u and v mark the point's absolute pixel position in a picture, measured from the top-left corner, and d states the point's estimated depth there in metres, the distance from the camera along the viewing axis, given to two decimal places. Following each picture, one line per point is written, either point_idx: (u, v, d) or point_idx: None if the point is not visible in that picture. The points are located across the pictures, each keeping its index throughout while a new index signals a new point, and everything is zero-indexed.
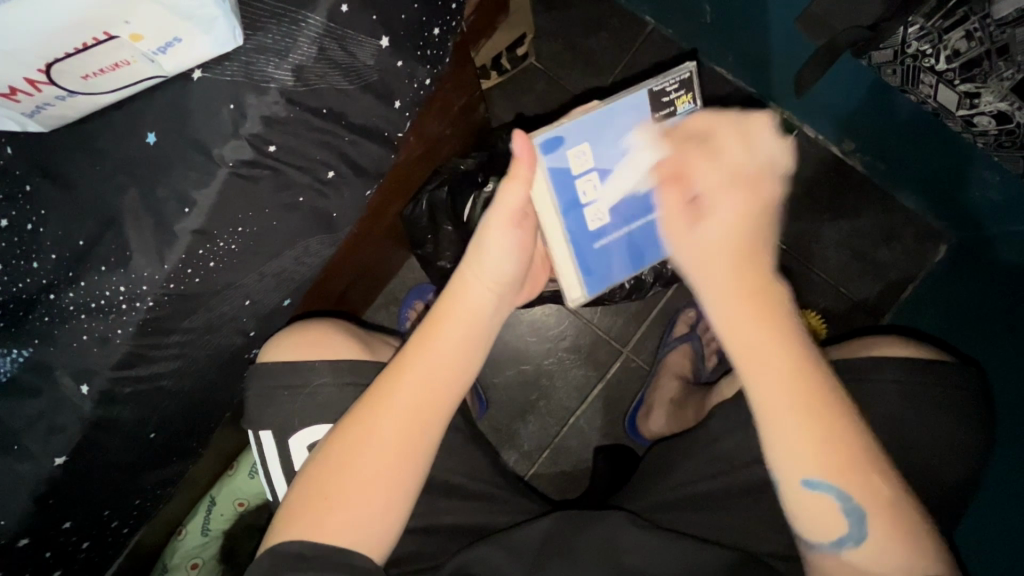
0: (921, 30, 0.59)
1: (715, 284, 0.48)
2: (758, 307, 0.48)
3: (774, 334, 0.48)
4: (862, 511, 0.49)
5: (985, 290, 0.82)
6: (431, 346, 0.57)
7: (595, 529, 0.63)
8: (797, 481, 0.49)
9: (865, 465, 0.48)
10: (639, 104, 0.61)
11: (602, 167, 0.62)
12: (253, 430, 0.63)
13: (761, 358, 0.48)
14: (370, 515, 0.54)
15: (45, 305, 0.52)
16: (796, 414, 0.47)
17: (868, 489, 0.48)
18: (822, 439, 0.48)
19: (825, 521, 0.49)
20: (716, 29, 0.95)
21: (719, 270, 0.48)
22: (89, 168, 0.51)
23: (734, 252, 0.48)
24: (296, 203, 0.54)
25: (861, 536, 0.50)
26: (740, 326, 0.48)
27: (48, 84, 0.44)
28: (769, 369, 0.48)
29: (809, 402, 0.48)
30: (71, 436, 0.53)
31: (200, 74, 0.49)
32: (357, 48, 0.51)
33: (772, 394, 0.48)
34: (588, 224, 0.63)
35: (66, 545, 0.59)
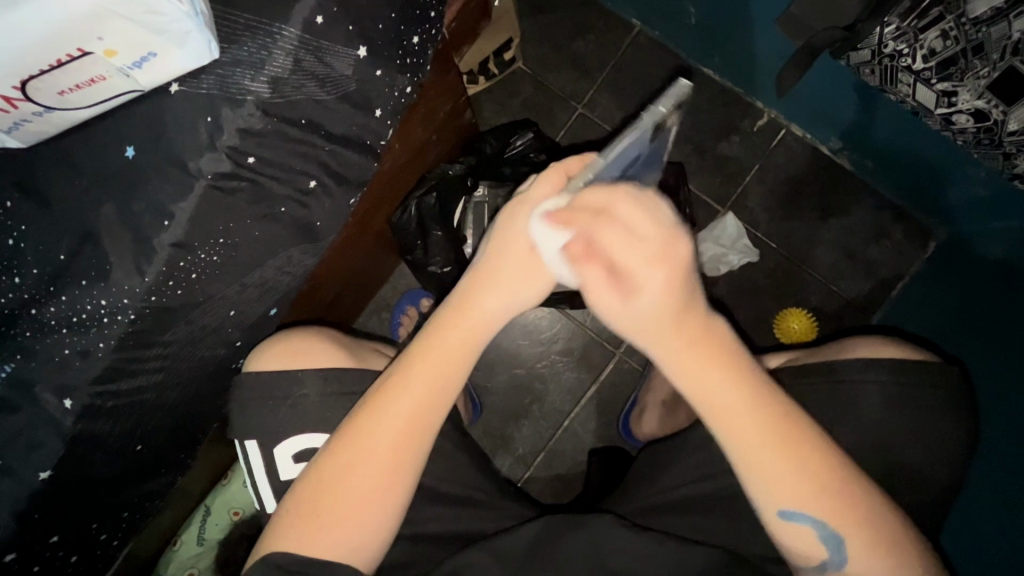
0: (896, 30, 0.59)
1: (667, 351, 0.49)
2: (706, 360, 0.50)
3: (734, 381, 0.50)
4: (839, 537, 0.51)
5: (973, 286, 0.82)
6: (421, 377, 0.55)
7: (582, 533, 0.63)
8: (776, 514, 0.52)
9: (840, 488, 0.51)
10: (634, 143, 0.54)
11: None
12: (239, 440, 0.63)
13: (725, 407, 0.50)
14: (364, 530, 0.54)
15: (26, 320, 0.52)
16: (768, 449, 0.50)
17: (842, 515, 0.51)
18: (793, 471, 0.51)
19: (806, 545, 0.52)
20: (700, 30, 0.95)
21: (664, 339, 0.49)
22: (70, 183, 0.52)
23: (677, 320, 0.48)
24: (277, 213, 0.55)
25: (841, 555, 0.52)
26: (703, 384, 0.50)
27: (24, 101, 0.44)
28: (734, 415, 0.50)
29: (781, 437, 0.50)
30: (54, 451, 0.53)
31: (178, 87, 0.49)
32: (334, 58, 0.51)
33: (741, 436, 0.50)
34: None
35: (53, 559, 0.60)
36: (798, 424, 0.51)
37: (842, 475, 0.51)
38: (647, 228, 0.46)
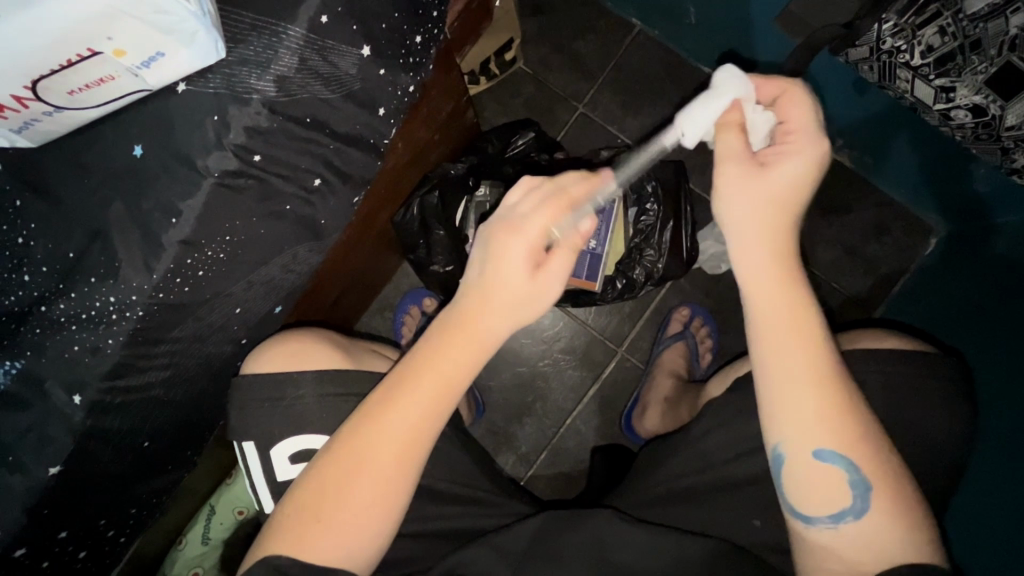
0: (894, 26, 0.60)
1: (744, 253, 0.53)
2: (787, 257, 0.53)
3: (789, 298, 0.52)
4: (867, 484, 0.50)
5: (974, 284, 0.82)
6: (427, 373, 0.55)
7: (585, 528, 0.63)
8: (808, 453, 0.51)
9: (869, 434, 0.51)
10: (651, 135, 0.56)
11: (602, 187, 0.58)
12: (236, 442, 0.64)
13: (794, 304, 0.52)
14: (364, 533, 0.54)
15: (36, 318, 0.52)
16: (825, 358, 0.52)
17: (874, 461, 0.51)
18: (843, 389, 0.51)
19: (830, 495, 0.51)
20: (700, 29, 0.96)
21: (765, 224, 0.52)
22: (79, 182, 0.52)
23: (791, 205, 0.52)
24: (283, 212, 0.55)
25: (862, 510, 0.51)
26: (772, 284, 0.52)
27: (34, 101, 0.45)
28: (804, 312, 0.52)
29: (824, 370, 0.51)
30: (63, 447, 0.53)
31: (184, 87, 0.49)
32: (339, 57, 0.52)
33: (795, 338, 0.52)
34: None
35: (62, 555, 0.60)
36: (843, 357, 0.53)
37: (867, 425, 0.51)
38: (814, 122, 0.53)
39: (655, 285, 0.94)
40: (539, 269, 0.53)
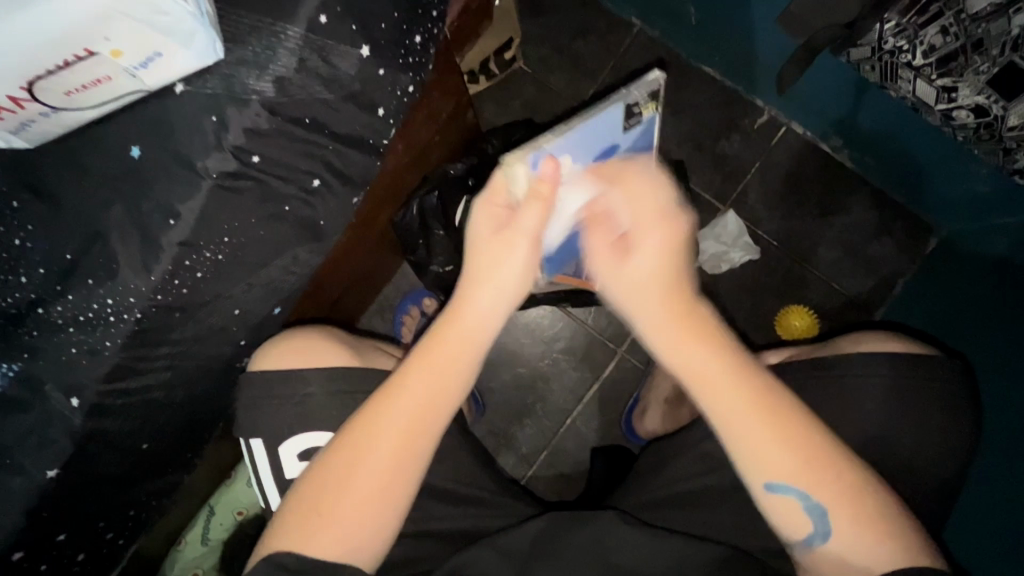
0: (897, 26, 0.59)
1: (648, 317, 0.53)
2: (688, 323, 0.53)
3: (713, 350, 0.53)
4: (823, 508, 0.52)
5: (976, 283, 0.82)
6: (427, 365, 0.55)
7: (586, 530, 0.63)
8: (760, 485, 0.53)
9: (824, 462, 0.52)
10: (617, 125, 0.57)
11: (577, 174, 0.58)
12: (245, 437, 0.64)
13: (703, 371, 0.53)
14: (365, 530, 0.54)
15: (33, 320, 0.52)
16: (751, 412, 0.52)
17: (829, 488, 0.52)
18: (779, 437, 0.52)
19: (792, 519, 0.53)
20: (700, 28, 0.96)
21: (652, 301, 0.53)
22: (76, 183, 0.52)
23: (673, 280, 0.53)
24: (282, 213, 0.55)
25: (827, 533, 0.52)
26: (677, 351, 0.53)
27: (31, 102, 0.45)
28: (721, 378, 0.53)
29: (763, 408, 0.52)
30: (62, 449, 0.53)
31: (183, 87, 0.49)
32: (338, 58, 0.52)
33: (723, 399, 0.52)
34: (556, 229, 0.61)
35: (61, 558, 0.60)
36: (782, 401, 0.53)
37: (821, 444, 0.52)
38: (661, 191, 0.54)
39: None
40: (511, 233, 0.53)
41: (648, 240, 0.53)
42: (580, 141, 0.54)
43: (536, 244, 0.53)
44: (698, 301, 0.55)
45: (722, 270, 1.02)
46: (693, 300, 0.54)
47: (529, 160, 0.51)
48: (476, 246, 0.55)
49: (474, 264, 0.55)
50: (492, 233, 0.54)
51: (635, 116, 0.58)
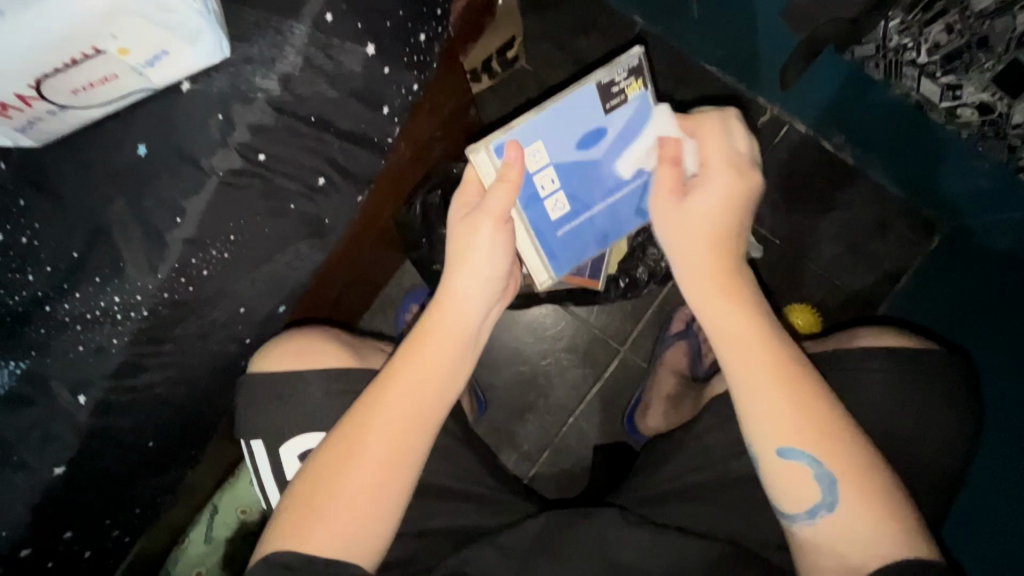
0: (901, 23, 0.59)
1: (681, 245, 0.58)
2: (722, 280, 0.58)
3: (736, 302, 0.57)
4: (832, 476, 0.52)
5: (979, 281, 0.82)
6: (419, 357, 0.57)
7: (590, 526, 0.64)
8: (772, 452, 0.54)
9: (833, 431, 0.53)
10: (588, 100, 0.58)
11: (559, 161, 0.60)
12: (245, 439, 0.64)
13: (731, 334, 0.56)
14: (363, 526, 0.54)
15: (40, 318, 0.52)
16: (767, 373, 0.54)
17: (838, 457, 0.52)
18: (794, 405, 0.53)
19: (799, 492, 0.53)
20: (703, 26, 0.96)
21: (687, 241, 0.58)
22: (82, 181, 0.52)
23: (723, 230, 0.58)
24: (287, 210, 0.55)
25: (833, 504, 0.52)
26: (703, 297, 0.58)
27: (38, 99, 0.45)
28: (736, 339, 0.56)
29: (776, 376, 0.54)
30: (68, 446, 0.53)
31: (188, 85, 0.49)
32: (343, 55, 0.52)
33: (745, 360, 0.55)
34: (549, 215, 0.62)
35: (67, 554, 0.60)
36: (798, 372, 0.54)
37: (831, 418, 0.53)
38: (721, 154, 0.59)
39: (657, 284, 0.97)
40: (477, 214, 0.58)
41: (715, 199, 0.58)
42: (549, 120, 0.58)
43: (500, 223, 0.58)
44: (739, 256, 0.60)
45: None
46: (729, 252, 0.59)
47: (493, 146, 0.57)
48: (455, 234, 0.59)
49: (457, 251, 0.59)
50: (467, 219, 0.58)
51: (616, 95, 0.59)
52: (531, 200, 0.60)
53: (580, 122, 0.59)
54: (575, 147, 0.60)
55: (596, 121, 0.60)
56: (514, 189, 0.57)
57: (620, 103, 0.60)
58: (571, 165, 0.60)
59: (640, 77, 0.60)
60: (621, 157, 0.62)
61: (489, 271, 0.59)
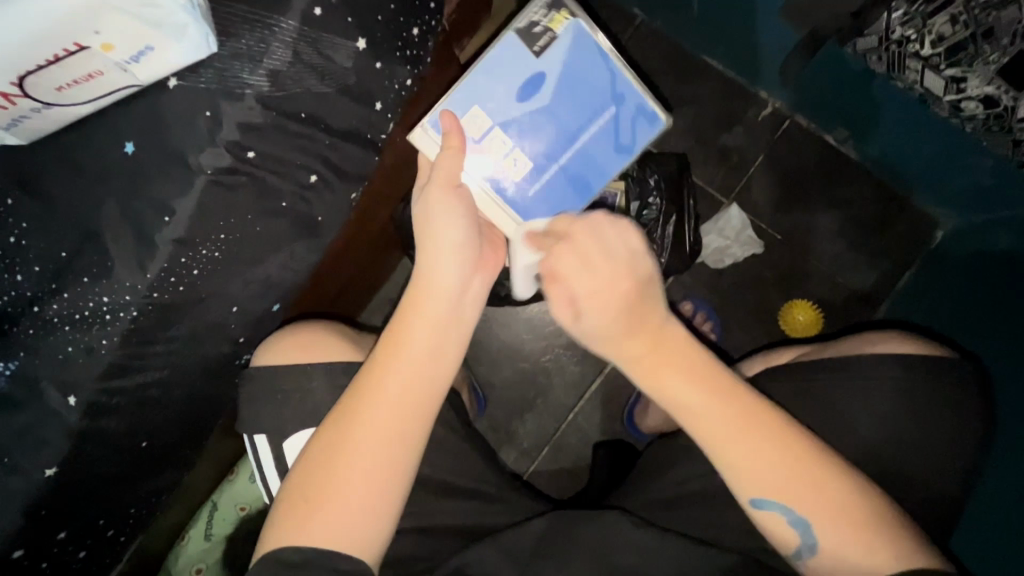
0: (904, 15, 0.58)
1: (622, 350, 0.52)
2: (659, 354, 0.52)
3: (694, 379, 0.53)
4: (805, 521, 0.51)
5: (984, 278, 0.81)
6: (403, 340, 0.56)
7: (589, 527, 0.63)
8: (746, 501, 0.53)
9: (808, 474, 0.51)
10: (509, 51, 0.59)
11: (502, 120, 0.60)
12: (248, 434, 0.64)
13: (681, 403, 0.53)
14: (366, 511, 0.53)
15: (29, 318, 0.52)
16: (736, 438, 0.52)
17: (812, 499, 0.51)
18: (758, 458, 0.51)
19: (776, 531, 0.53)
20: (703, 19, 0.94)
21: (616, 335, 0.52)
22: (69, 180, 0.51)
23: (633, 310, 0.51)
24: (279, 209, 0.54)
25: (813, 544, 0.52)
26: (646, 367, 0.53)
27: (21, 97, 0.44)
28: (689, 403, 0.52)
29: (742, 425, 0.52)
30: (60, 447, 0.53)
31: (176, 82, 0.48)
32: (333, 50, 0.51)
33: (704, 423, 0.52)
34: (508, 177, 0.61)
35: (62, 555, 0.60)
36: (762, 425, 0.52)
37: (803, 453, 0.51)
38: (613, 245, 0.52)
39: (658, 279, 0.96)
40: (428, 185, 0.58)
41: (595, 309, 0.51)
42: (480, 83, 0.60)
43: (451, 188, 0.58)
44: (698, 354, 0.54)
45: (726, 264, 1.02)
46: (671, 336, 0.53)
47: (430, 122, 0.60)
48: (419, 216, 0.58)
49: (429, 229, 0.57)
50: (423, 200, 0.58)
51: (542, 34, 0.59)
52: (484, 168, 0.61)
53: (514, 76, 0.60)
54: (516, 100, 0.60)
55: (529, 69, 0.60)
56: (460, 154, 0.58)
57: (550, 40, 0.60)
58: (519, 121, 0.60)
59: (563, 11, 0.59)
60: (572, 97, 0.60)
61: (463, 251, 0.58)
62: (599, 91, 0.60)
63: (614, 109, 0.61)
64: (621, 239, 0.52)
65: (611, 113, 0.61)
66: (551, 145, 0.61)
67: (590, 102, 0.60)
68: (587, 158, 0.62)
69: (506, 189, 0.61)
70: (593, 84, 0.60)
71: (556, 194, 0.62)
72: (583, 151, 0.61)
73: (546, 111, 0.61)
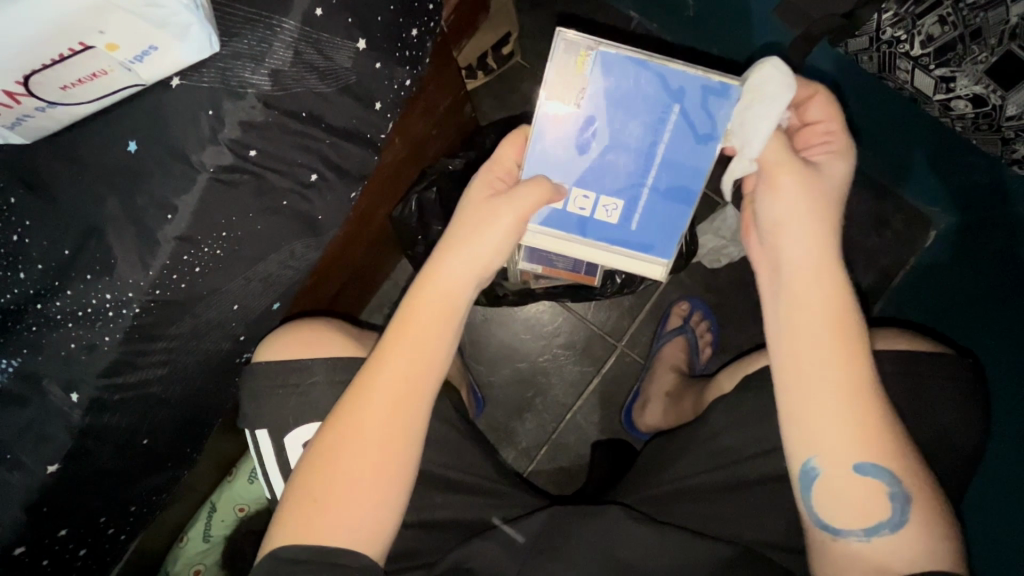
0: (894, 16, 0.60)
1: (797, 255, 0.54)
2: (823, 269, 0.53)
3: (837, 304, 0.53)
4: (905, 495, 0.52)
5: (974, 276, 0.82)
6: (407, 333, 0.56)
7: (588, 523, 0.64)
8: (848, 466, 0.52)
9: (898, 438, 0.52)
10: (552, 111, 0.57)
11: (579, 175, 0.58)
12: (250, 429, 0.65)
13: (839, 323, 0.53)
14: (371, 508, 0.54)
15: (33, 315, 0.52)
16: (860, 383, 0.52)
17: (905, 469, 0.52)
18: (879, 410, 0.52)
19: (869, 507, 0.52)
20: (697, 23, 0.95)
21: (795, 236, 0.53)
22: (72, 179, 0.52)
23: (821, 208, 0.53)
24: (279, 207, 0.55)
25: (898, 523, 0.52)
26: (805, 275, 0.54)
27: (27, 96, 0.45)
28: (839, 326, 0.52)
29: (866, 374, 0.52)
30: (61, 445, 0.53)
31: (178, 81, 0.49)
32: (334, 51, 0.52)
33: (845, 362, 0.52)
34: (609, 222, 0.59)
35: (63, 553, 0.60)
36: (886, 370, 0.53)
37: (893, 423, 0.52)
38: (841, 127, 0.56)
39: (653, 279, 0.96)
40: (499, 199, 0.57)
41: (802, 229, 0.53)
42: (545, 150, 0.58)
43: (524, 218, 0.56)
44: (859, 307, 0.54)
45: (722, 265, 1.04)
46: (846, 278, 0.54)
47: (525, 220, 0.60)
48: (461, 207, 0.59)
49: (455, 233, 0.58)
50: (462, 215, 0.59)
51: (570, 86, 0.56)
52: (583, 229, 0.60)
53: (568, 132, 0.57)
54: (574, 152, 0.58)
55: (579, 118, 0.57)
56: (547, 193, 0.56)
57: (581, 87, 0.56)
58: (593, 168, 0.58)
59: (586, 49, 0.55)
60: (626, 126, 0.56)
61: (489, 255, 0.57)
62: (655, 101, 0.55)
63: (677, 106, 0.55)
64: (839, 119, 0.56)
65: (680, 110, 0.55)
66: (636, 175, 0.58)
67: (646, 117, 0.56)
68: (676, 167, 0.57)
69: (604, 234, 0.60)
70: (646, 95, 0.56)
71: (676, 207, 0.58)
72: (669, 161, 0.57)
73: (604, 152, 0.57)
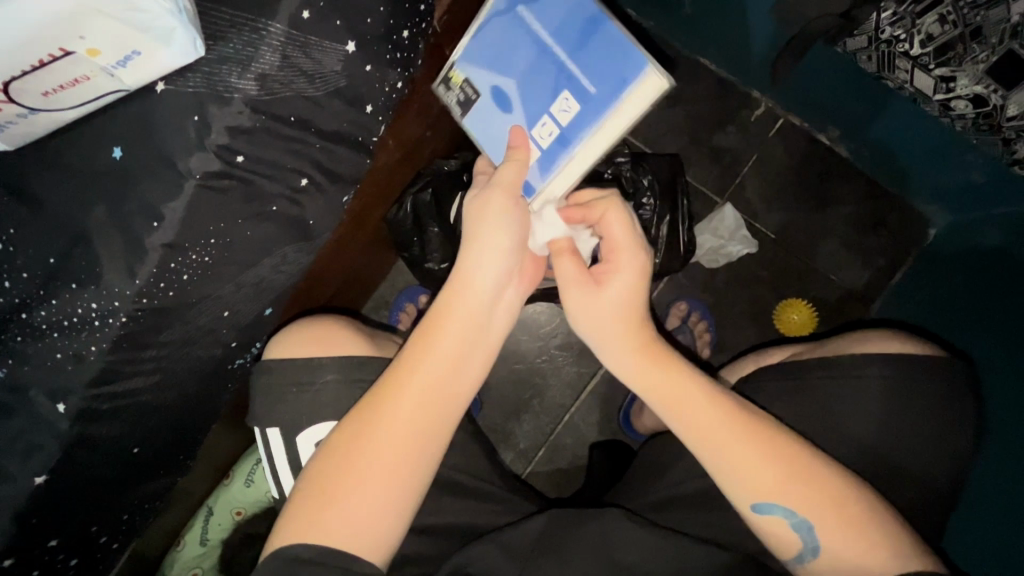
0: (893, 15, 0.58)
1: (610, 352, 0.59)
2: (645, 357, 0.58)
3: (661, 391, 0.57)
4: (808, 524, 0.53)
5: (972, 274, 0.82)
6: (431, 344, 0.56)
7: (584, 529, 0.63)
8: (748, 507, 0.55)
9: (792, 481, 0.54)
10: (472, 116, 0.64)
11: (529, 122, 0.61)
12: (260, 428, 0.64)
13: (676, 404, 0.57)
14: (382, 509, 0.53)
15: (18, 324, 0.51)
16: (704, 448, 0.56)
17: (810, 504, 0.53)
18: (743, 467, 0.54)
19: (780, 536, 0.55)
20: (693, 20, 0.94)
21: (602, 337, 0.59)
22: (57, 185, 0.51)
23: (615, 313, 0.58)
24: (269, 212, 0.54)
25: (816, 547, 0.54)
26: (625, 366, 0.59)
27: (7, 103, 0.44)
28: (678, 409, 0.56)
29: (705, 442, 0.56)
30: (49, 456, 0.53)
31: (163, 86, 0.48)
32: (322, 54, 0.51)
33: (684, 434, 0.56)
34: (578, 107, 0.58)
35: (54, 563, 0.60)
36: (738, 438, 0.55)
37: (777, 475, 0.54)
38: (628, 232, 0.60)
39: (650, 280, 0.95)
40: (488, 188, 0.58)
41: (596, 334, 0.59)
42: (493, 142, 0.63)
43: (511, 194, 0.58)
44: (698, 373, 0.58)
45: (720, 265, 1.03)
46: (670, 357, 0.59)
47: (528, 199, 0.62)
48: (469, 213, 0.59)
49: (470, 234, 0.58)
50: (480, 195, 0.58)
51: (467, 92, 0.64)
52: (571, 139, 0.58)
53: (494, 114, 0.63)
54: (506, 117, 0.62)
55: (487, 98, 0.63)
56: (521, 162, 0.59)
57: (469, 86, 0.63)
58: (530, 103, 0.60)
59: (449, 69, 0.64)
60: (514, 59, 0.61)
61: (502, 260, 0.57)
62: (512, 31, 0.60)
63: (519, 5, 0.60)
64: (614, 225, 0.60)
65: (523, 10, 0.60)
66: (554, 66, 0.59)
67: (522, 38, 0.60)
68: (569, 35, 0.58)
69: (589, 120, 0.57)
70: (504, 32, 0.61)
71: (598, 47, 0.57)
72: (563, 38, 0.58)
73: (521, 88, 0.61)
